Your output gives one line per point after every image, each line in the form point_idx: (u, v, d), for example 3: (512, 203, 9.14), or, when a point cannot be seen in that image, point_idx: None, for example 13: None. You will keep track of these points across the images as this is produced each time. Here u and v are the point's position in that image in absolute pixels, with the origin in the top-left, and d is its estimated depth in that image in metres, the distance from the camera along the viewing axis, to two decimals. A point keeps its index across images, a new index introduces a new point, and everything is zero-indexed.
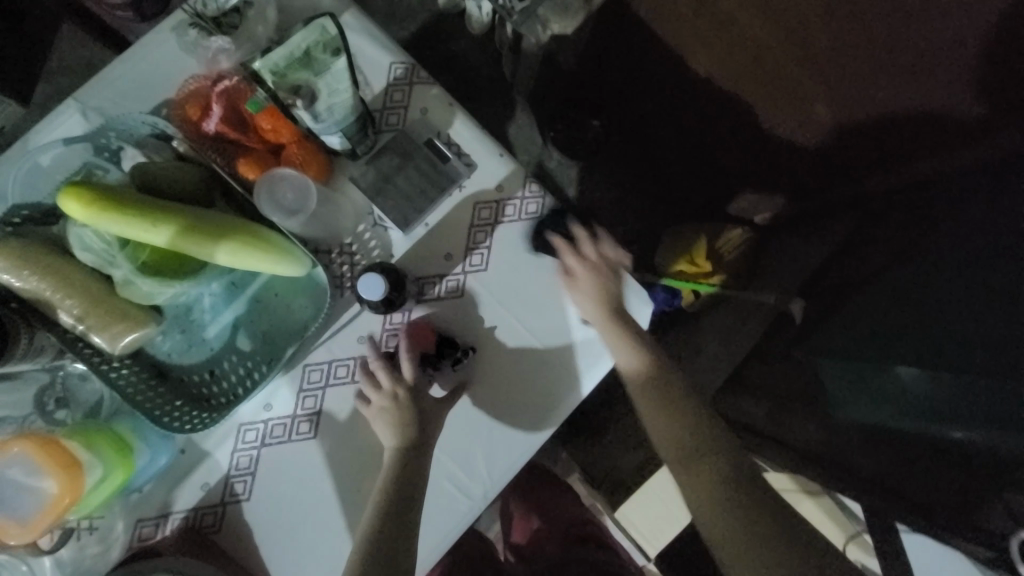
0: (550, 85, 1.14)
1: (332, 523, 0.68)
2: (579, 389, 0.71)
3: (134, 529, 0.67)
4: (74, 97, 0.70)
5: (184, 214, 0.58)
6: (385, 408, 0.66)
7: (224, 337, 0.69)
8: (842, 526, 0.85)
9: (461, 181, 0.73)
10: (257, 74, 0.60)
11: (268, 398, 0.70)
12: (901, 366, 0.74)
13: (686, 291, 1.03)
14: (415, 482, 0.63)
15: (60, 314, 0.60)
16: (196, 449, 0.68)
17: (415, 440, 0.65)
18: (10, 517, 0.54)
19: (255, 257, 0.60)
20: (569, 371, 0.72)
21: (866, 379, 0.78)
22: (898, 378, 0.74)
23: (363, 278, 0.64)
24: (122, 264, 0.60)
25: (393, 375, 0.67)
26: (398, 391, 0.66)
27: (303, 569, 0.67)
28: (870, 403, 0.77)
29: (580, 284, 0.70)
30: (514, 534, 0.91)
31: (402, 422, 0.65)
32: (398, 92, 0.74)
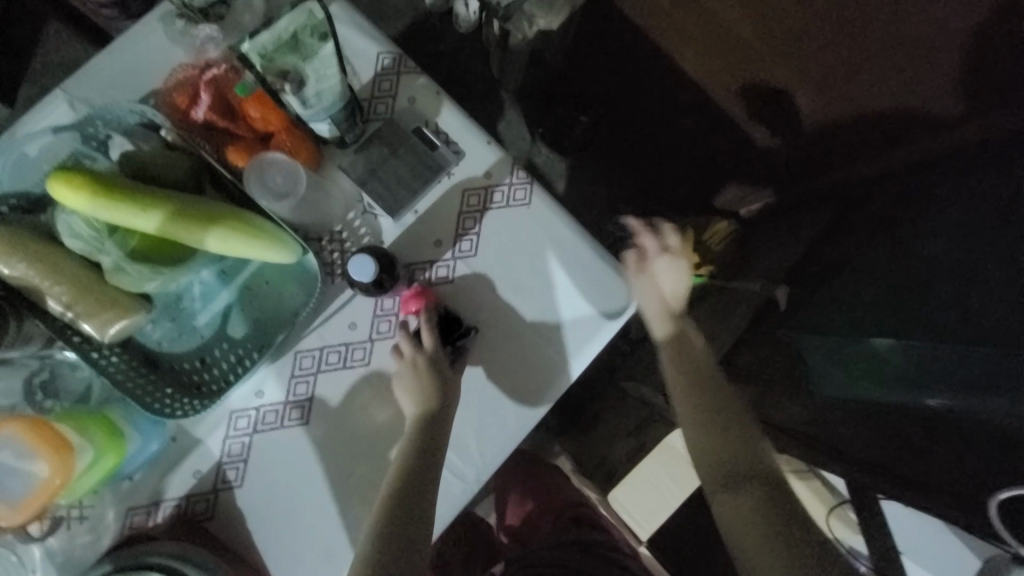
0: (537, 80, 1.16)
1: (325, 509, 0.69)
2: (566, 372, 0.73)
3: (125, 517, 0.67)
4: (62, 89, 0.70)
5: (175, 200, 0.59)
6: (406, 376, 0.68)
7: (216, 325, 0.70)
8: (823, 499, 0.85)
9: (449, 168, 0.75)
10: (245, 56, 0.61)
11: (260, 385, 0.70)
12: (873, 337, 0.77)
13: None
14: (435, 446, 0.65)
15: (49, 301, 0.60)
16: (188, 437, 0.68)
17: (436, 407, 0.66)
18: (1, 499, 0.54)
19: (246, 243, 0.60)
20: (556, 354, 0.73)
21: (845, 353, 0.80)
22: (872, 348, 0.77)
23: (352, 258, 0.65)
24: (111, 250, 0.60)
25: (415, 345, 0.68)
26: (418, 360, 0.68)
27: (296, 552, 0.68)
28: (848, 376, 0.79)
29: (654, 268, 0.74)
30: (508, 517, 0.93)
31: (422, 389, 0.67)
32: (386, 81, 0.75)
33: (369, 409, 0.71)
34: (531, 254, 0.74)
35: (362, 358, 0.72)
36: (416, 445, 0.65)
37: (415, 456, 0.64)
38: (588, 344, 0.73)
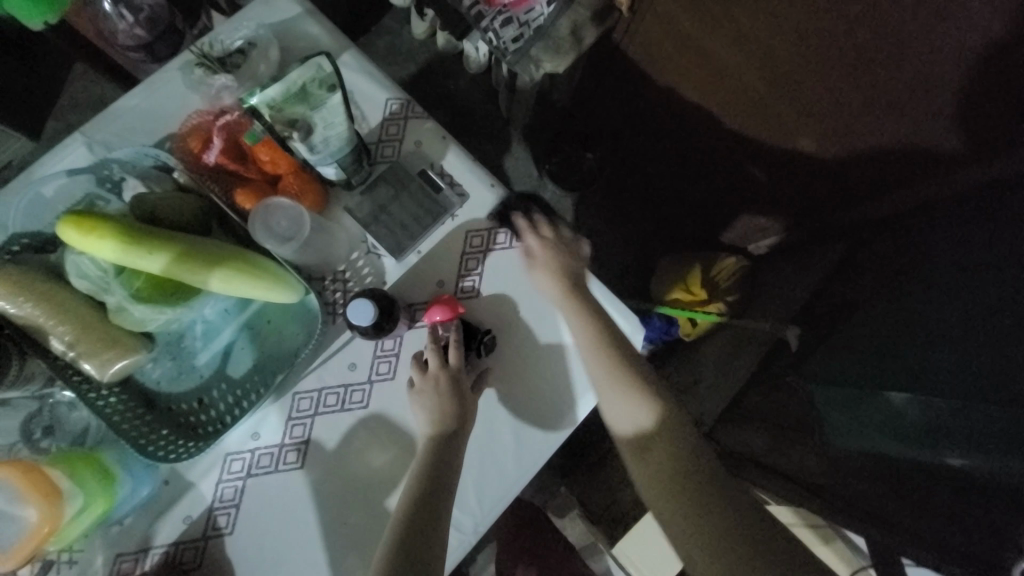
0: (543, 117, 1.23)
1: (312, 562, 0.66)
2: (566, 419, 0.72)
3: (113, 564, 0.65)
4: (80, 132, 0.73)
5: (180, 241, 0.60)
6: (426, 393, 0.66)
7: (216, 364, 0.69)
8: (846, 561, 0.82)
9: (452, 210, 0.75)
10: (253, 108, 0.61)
11: (256, 426, 0.69)
12: (891, 392, 0.73)
13: (683, 321, 1.07)
14: (449, 472, 0.63)
15: (51, 341, 0.60)
16: (181, 480, 0.66)
17: (452, 426, 0.65)
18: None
19: (248, 284, 0.61)
20: (558, 398, 0.72)
21: (861, 404, 0.77)
22: (890, 403, 0.73)
23: (350, 305, 0.64)
24: (117, 291, 0.61)
25: (440, 362, 0.67)
26: (441, 378, 0.66)
27: None
28: (863, 425, 0.76)
29: (541, 268, 0.71)
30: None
31: (441, 409, 0.65)
32: (393, 126, 0.77)
33: (366, 453, 0.69)
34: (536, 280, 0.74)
35: (361, 400, 0.70)
36: (429, 475, 0.63)
37: (426, 488, 0.62)
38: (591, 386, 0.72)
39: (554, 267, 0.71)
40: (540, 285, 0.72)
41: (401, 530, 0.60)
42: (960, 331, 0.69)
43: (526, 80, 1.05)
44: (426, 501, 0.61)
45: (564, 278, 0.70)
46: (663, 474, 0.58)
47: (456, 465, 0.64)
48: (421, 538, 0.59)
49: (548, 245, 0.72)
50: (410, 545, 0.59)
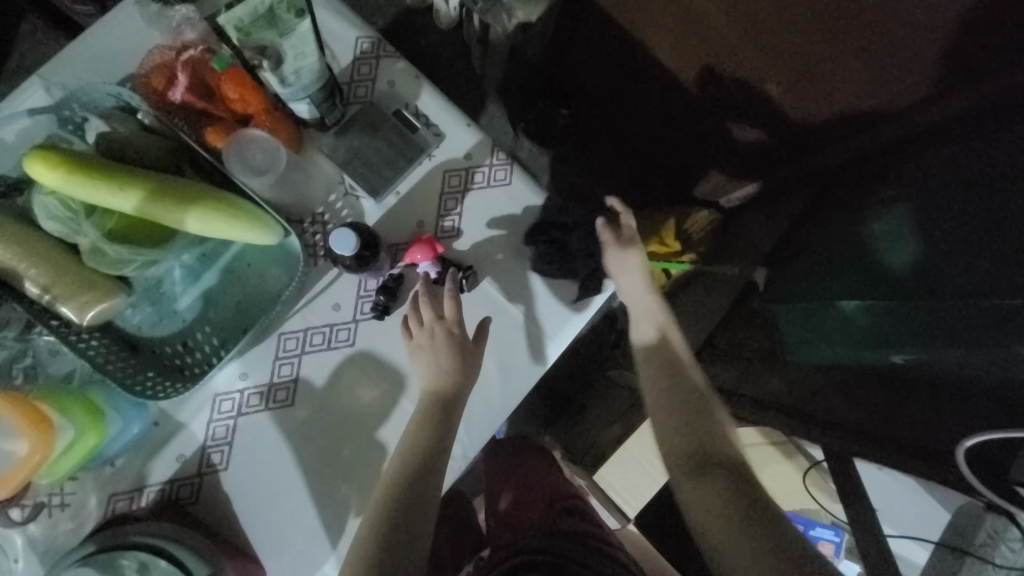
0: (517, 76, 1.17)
1: (310, 495, 0.69)
2: (546, 352, 0.75)
3: (108, 504, 0.66)
4: (37, 74, 0.69)
5: (152, 179, 0.59)
6: (423, 346, 0.67)
7: (198, 308, 0.69)
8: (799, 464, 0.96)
9: (429, 150, 0.76)
10: (220, 27, 0.58)
11: (244, 366, 0.70)
12: (841, 300, 0.78)
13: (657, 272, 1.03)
14: (449, 420, 0.65)
15: (25, 284, 0.59)
16: (171, 421, 0.67)
17: (453, 388, 0.66)
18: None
19: (226, 222, 0.61)
20: (542, 333, 0.75)
21: (812, 317, 0.84)
22: (840, 312, 0.78)
23: (332, 235, 0.64)
24: (89, 231, 0.60)
25: (436, 313, 0.67)
26: (436, 329, 0.67)
27: (278, 538, 0.68)
28: (821, 338, 0.83)
29: (630, 258, 0.71)
30: (498, 504, 0.89)
31: (438, 356, 0.67)
32: (365, 65, 0.76)
33: (355, 389, 0.71)
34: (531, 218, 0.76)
35: (347, 338, 0.72)
36: (432, 427, 0.64)
37: (429, 438, 0.64)
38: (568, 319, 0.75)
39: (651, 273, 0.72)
40: (620, 278, 0.71)
41: (404, 466, 0.62)
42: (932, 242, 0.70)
43: (499, 29, 1.05)
44: (427, 434, 0.64)
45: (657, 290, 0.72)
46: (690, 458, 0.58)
47: (457, 414, 0.66)
48: (421, 468, 0.62)
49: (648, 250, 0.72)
50: (403, 489, 0.60)
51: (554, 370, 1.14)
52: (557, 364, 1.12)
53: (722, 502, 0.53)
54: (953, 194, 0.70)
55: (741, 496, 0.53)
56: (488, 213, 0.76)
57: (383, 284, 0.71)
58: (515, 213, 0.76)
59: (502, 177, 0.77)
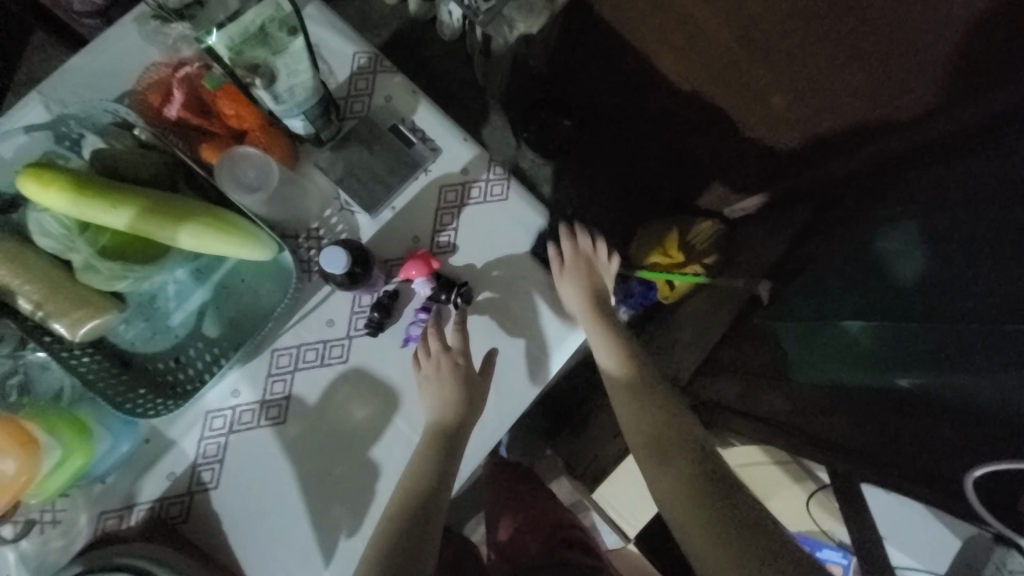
0: (517, 86, 1.21)
1: (307, 520, 0.68)
2: (545, 370, 0.73)
3: (97, 522, 0.65)
4: (36, 91, 0.70)
5: (145, 196, 0.59)
6: (430, 379, 0.67)
7: (191, 324, 0.69)
8: (803, 484, 0.95)
9: (426, 164, 0.75)
10: (210, 48, 0.58)
11: (236, 383, 0.69)
12: (849, 320, 0.77)
13: (662, 285, 1.05)
14: (450, 453, 0.66)
15: (19, 301, 0.59)
16: (161, 438, 0.67)
17: (454, 420, 0.67)
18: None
19: (218, 240, 0.60)
20: (543, 352, 0.74)
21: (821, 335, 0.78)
22: (848, 331, 0.77)
23: (322, 252, 0.64)
24: (82, 248, 0.60)
25: (443, 343, 0.68)
26: (443, 361, 0.67)
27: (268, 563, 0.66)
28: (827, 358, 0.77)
29: (568, 280, 0.71)
30: (497, 535, 0.92)
31: (440, 384, 0.67)
32: (362, 80, 0.76)
33: (348, 407, 0.70)
34: (525, 233, 0.75)
35: (341, 355, 0.71)
36: (432, 460, 0.65)
37: (429, 472, 0.64)
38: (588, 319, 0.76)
39: (591, 283, 0.72)
40: (569, 297, 0.72)
41: (404, 497, 0.63)
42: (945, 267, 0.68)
43: (499, 43, 1.05)
44: (431, 465, 0.64)
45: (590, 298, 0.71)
46: (659, 450, 0.63)
47: (461, 446, 0.66)
48: (426, 496, 0.63)
49: (583, 259, 0.73)
50: (408, 519, 0.61)
51: (554, 384, 1.13)
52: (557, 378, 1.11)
53: (687, 490, 0.59)
54: (967, 214, 0.68)
55: (705, 475, 0.60)
56: (485, 230, 0.75)
57: (378, 300, 0.70)
58: (510, 229, 0.75)
59: (498, 192, 0.76)
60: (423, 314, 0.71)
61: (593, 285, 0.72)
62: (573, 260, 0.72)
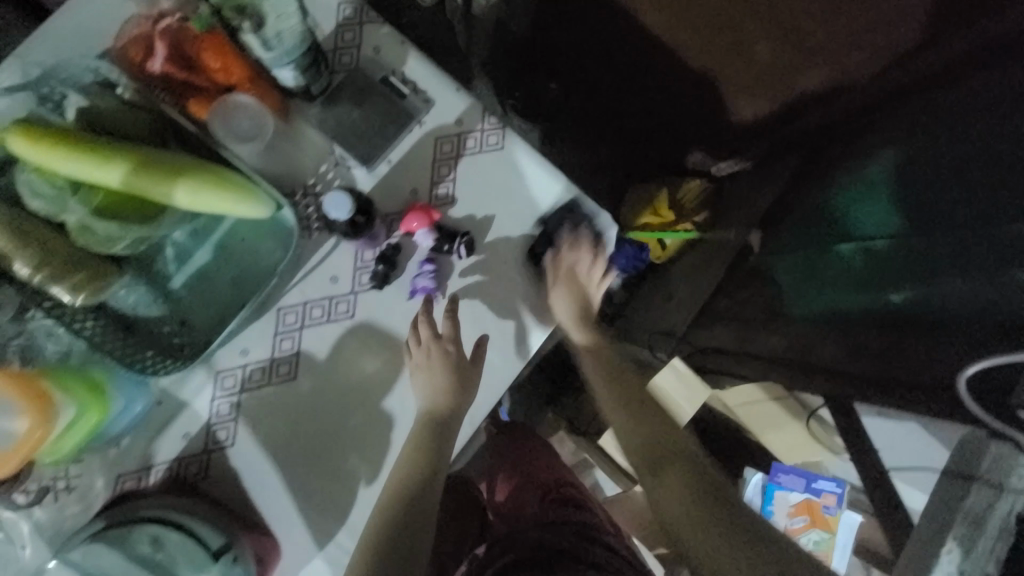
0: (500, 57, 1.16)
1: (309, 493, 0.69)
2: (528, 343, 0.74)
3: (116, 484, 0.66)
4: (14, 56, 0.67)
5: (140, 152, 0.58)
6: (421, 366, 0.68)
7: (193, 286, 0.69)
8: (798, 414, 0.99)
9: (419, 116, 0.75)
10: None
11: (245, 342, 0.69)
12: (840, 244, 0.82)
13: (653, 245, 1.01)
14: (443, 440, 0.67)
15: (15, 267, 0.58)
16: (173, 399, 0.67)
17: (446, 406, 0.68)
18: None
19: (215, 196, 0.59)
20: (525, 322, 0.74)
21: (812, 266, 0.86)
22: (838, 254, 0.82)
23: (328, 196, 0.66)
24: (75, 208, 0.58)
25: (433, 331, 0.68)
26: (433, 346, 0.68)
27: (285, 520, 0.68)
28: (811, 285, 0.85)
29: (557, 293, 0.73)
30: (497, 496, 0.90)
31: (431, 369, 0.68)
32: (348, 32, 0.75)
33: (357, 360, 0.71)
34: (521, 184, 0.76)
35: (347, 310, 0.71)
36: (426, 451, 0.66)
37: (422, 466, 0.65)
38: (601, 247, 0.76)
39: (581, 293, 0.73)
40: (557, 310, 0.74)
41: (396, 491, 0.64)
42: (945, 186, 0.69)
43: None
44: (424, 457, 0.65)
45: (580, 309, 0.73)
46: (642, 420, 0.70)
47: (453, 430, 0.68)
48: (416, 496, 0.63)
49: (570, 272, 0.73)
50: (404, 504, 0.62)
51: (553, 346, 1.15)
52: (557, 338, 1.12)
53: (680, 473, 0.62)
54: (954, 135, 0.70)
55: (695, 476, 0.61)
56: (484, 179, 0.75)
57: (381, 253, 0.71)
58: (509, 177, 0.76)
59: (494, 141, 0.76)
60: (428, 265, 0.71)
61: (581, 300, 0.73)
62: (565, 274, 0.73)
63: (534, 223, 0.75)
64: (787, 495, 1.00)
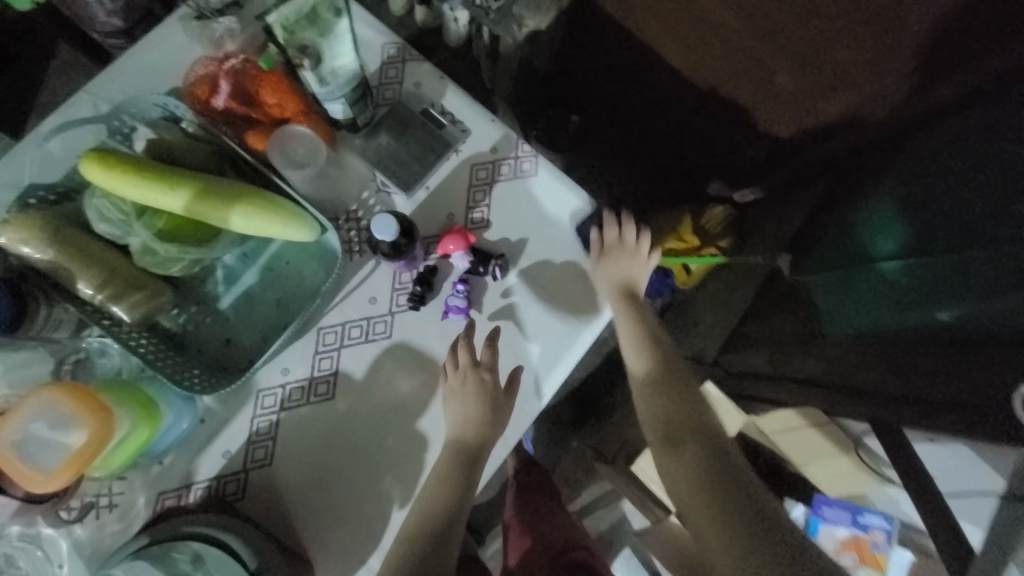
0: (527, 89, 1.20)
1: (343, 519, 0.68)
2: (544, 390, 0.73)
3: (156, 502, 0.66)
4: (85, 91, 0.73)
5: (200, 178, 0.62)
6: (455, 391, 0.68)
7: (240, 306, 0.71)
8: (844, 446, 0.96)
9: (456, 145, 0.78)
10: (270, 27, 0.65)
11: (285, 362, 0.71)
12: (882, 260, 0.82)
13: (677, 271, 1.03)
14: (475, 464, 0.66)
15: (78, 287, 0.61)
16: (215, 417, 0.68)
17: (475, 441, 0.67)
18: (31, 467, 0.54)
19: (265, 219, 0.62)
20: (552, 351, 0.74)
21: (847, 283, 0.88)
22: (881, 272, 0.82)
23: (374, 220, 0.67)
24: (139, 232, 0.63)
25: (471, 358, 0.68)
26: (469, 375, 0.68)
27: (320, 547, 0.68)
28: (853, 302, 0.87)
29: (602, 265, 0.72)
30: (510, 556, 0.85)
31: (463, 395, 0.67)
32: (392, 69, 0.80)
33: (393, 381, 0.72)
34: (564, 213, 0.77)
35: (384, 331, 0.73)
36: (457, 485, 0.65)
37: (454, 498, 0.64)
38: None
39: (624, 273, 0.72)
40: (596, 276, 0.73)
41: (425, 512, 0.63)
42: (988, 202, 0.69)
43: (511, 39, 1.09)
44: (450, 488, 0.64)
45: (622, 286, 0.72)
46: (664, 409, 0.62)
47: (483, 459, 0.67)
48: (447, 522, 0.62)
49: (612, 250, 0.72)
50: (428, 535, 0.61)
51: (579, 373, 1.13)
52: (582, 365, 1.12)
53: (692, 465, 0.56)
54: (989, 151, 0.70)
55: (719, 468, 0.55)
56: (519, 203, 0.78)
57: (419, 274, 0.72)
58: (544, 203, 0.78)
59: (528, 168, 0.78)
60: (462, 287, 0.72)
61: (626, 276, 0.72)
62: (612, 248, 0.72)
63: (571, 254, 0.76)
64: (832, 530, 0.95)
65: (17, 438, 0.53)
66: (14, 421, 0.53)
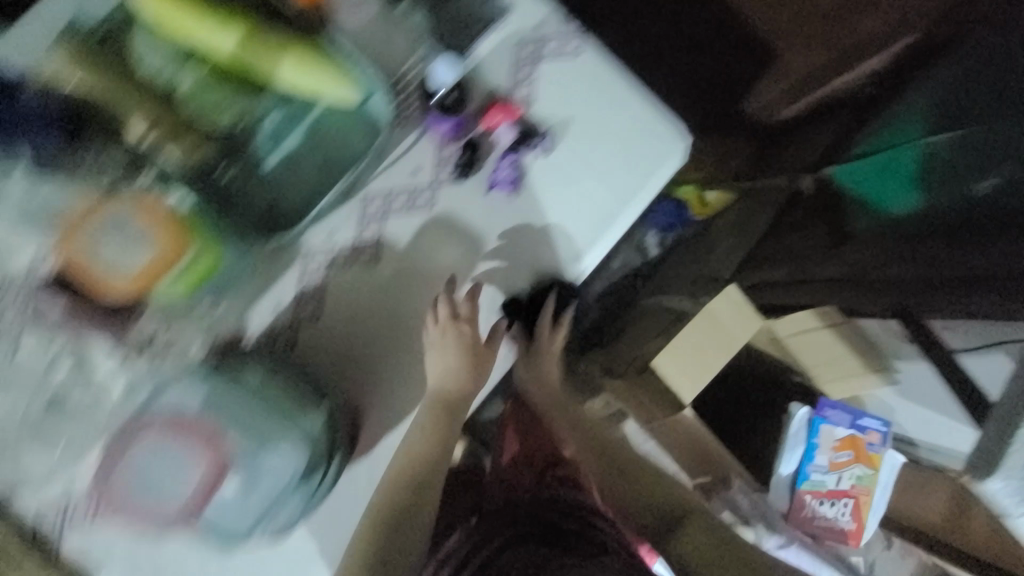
0: None
1: (387, 378, 0.72)
2: (580, 267, 0.76)
3: (210, 346, 0.67)
4: None
5: (252, 20, 0.62)
6: (437, 343, 0.70)
7: (283, 168, 0.69)
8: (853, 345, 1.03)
9: (501, 18, 0.76)
10: None
11: (331, 225, 0.72)
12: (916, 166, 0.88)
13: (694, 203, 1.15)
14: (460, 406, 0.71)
15: (127, 129, 0.62)
16: (265, 272, 0.70)
17: (462, 380, 0.71)
18: (107, 266, 0.59)
19: (316, 69, 0.63)
20: (584, 233, 0.75)
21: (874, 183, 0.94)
22: (913, 173, 0.88)
23: (435, 61, 0.71)
24: (189, 75, 0.64)
25: (451, 312, 0.69)
26: (453, 327, 0.69)
27: (364, 403, 0.71)
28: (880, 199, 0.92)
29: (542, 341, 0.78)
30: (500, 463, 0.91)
31: (449, 349, 0.69)
32: None
33: (436, 250, 0.73)
34: (610, 92, 0.77)
35: (427, 202, 0.74)
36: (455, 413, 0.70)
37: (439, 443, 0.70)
38: (669, 155, 0.77)
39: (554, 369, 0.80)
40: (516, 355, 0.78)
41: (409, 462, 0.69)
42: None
43: None
44: (435, 436, 0.70)
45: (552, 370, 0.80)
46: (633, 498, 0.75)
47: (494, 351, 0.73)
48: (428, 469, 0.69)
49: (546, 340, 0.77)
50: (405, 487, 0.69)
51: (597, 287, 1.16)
52: (601, 276, 1.14)
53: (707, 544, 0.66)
54: None
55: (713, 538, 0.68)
56: (563, 82, 0.77)
57: (465, 142, 0.73)
58: (588, 83, 0.77)
59: (574, 46, 0.77)
60: (508, 160, 0.73)
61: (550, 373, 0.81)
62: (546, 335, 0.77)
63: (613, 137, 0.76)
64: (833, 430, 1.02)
65: (99, 235, 0.59)
66: (98, 223, 0.59)
